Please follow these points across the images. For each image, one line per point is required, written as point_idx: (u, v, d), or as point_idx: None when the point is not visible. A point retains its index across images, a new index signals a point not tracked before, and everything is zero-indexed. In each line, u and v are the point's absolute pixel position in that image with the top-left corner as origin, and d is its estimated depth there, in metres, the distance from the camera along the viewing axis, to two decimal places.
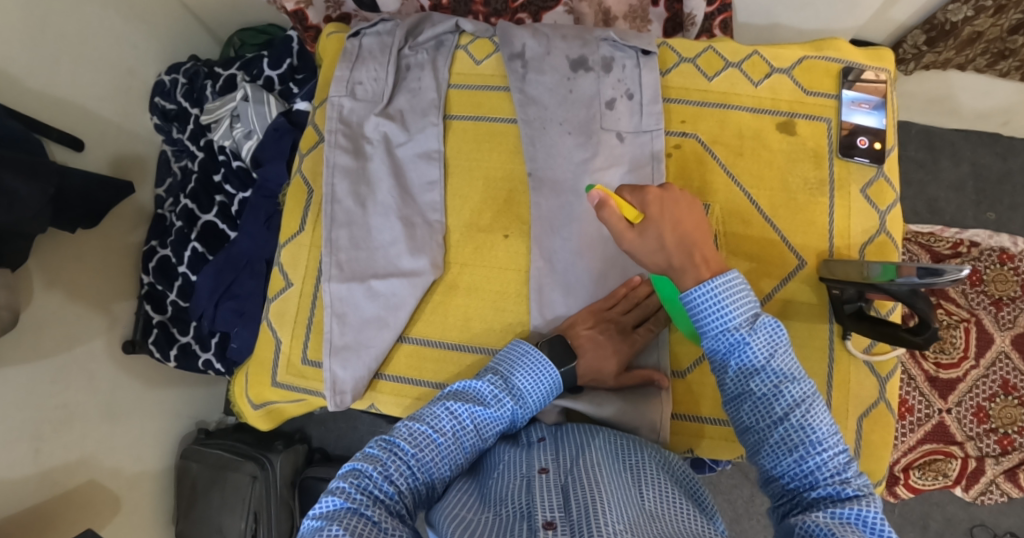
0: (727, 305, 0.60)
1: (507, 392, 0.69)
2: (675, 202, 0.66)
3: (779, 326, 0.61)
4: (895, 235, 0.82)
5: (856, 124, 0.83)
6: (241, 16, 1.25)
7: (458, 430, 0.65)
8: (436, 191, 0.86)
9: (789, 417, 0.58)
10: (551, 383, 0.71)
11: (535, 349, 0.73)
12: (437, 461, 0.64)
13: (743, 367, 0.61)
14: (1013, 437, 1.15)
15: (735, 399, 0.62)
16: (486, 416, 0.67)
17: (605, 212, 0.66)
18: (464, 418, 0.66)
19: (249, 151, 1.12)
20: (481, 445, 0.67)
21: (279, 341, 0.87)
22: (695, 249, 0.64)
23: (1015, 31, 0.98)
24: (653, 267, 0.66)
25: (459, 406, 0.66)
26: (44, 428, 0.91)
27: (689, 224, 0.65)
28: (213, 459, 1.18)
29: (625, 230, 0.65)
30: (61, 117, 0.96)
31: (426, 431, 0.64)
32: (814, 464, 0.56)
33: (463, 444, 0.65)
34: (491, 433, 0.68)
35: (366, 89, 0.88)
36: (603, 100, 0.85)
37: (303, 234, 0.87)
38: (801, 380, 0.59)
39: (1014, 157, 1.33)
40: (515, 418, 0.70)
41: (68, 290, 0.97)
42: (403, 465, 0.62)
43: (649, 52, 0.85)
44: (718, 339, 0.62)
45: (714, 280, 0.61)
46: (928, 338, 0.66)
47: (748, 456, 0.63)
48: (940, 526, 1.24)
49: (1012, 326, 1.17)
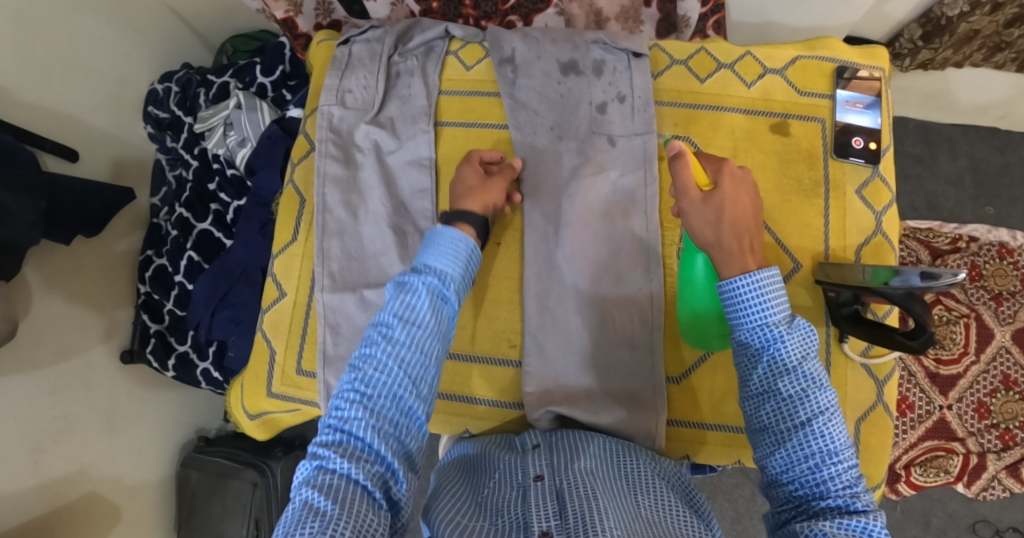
0: (769, 299, 0.61)
1: (417, 272, 0.63)
2: (746, 187, 0.67)
3: (812, 330, 0.62)
4: (891, 236, 0.82)
5: (850, 123, 0.83)
6: (234, 22, 1.24)
7: (386, 333, 0.60)
8: (427, 199, 0.85)
9: (810, 423, 0.57)
10: (455, 239, 0.66)
11: (442, 227, 0.68)
12: (384, 374, 0.58)
13: (773, 365, 0.60)
14: (1014, 432, 1.15)
15: (757, 398, 0.61)
16: (404, 302, 0.61)
17: (680, 165, 0.67)
18: (388, 317, 0.60)
19: (243, 159, 1.12)
20: (425, 337, 0.60)
21: (273, 352, 0.86)
22: (745, 237, 0.65)
23: (1010, 25, 0.97)
24: (698, 236, 0.66)
25: (381, 313, 0.62)
26: (44, 439, 0.91)
27: (744, 210, 0.66)
28: (213, 466, 1.16)
29: (693, 188, 0.66)
30: (52, 128, 0.96)
31: (362, 354, 0.59)
32: (827, 475, 0.55)
33: (399, 343, 0.59)
34: (423, 315, 0.60)
35: (355, 97, 0.88)
36: (594, 104, 0.84)
37: (295, 244, 0.87)
38: (828, 389, 0.59)
39: (1012, 151, 1.33)
40: (441, 289, 0.63)
41: (66, 302, 0.97)
42: (352, 399, 0.57)
43: (640, 54, 0.85)
44: (755, 333, 0.61)
45: (760, 272, 0.61)
46: (924, 342, 0.66)
47: (754, 455, 0.63)
48: (942, 522, 1.24)
49: (1012, 321, 1.16)
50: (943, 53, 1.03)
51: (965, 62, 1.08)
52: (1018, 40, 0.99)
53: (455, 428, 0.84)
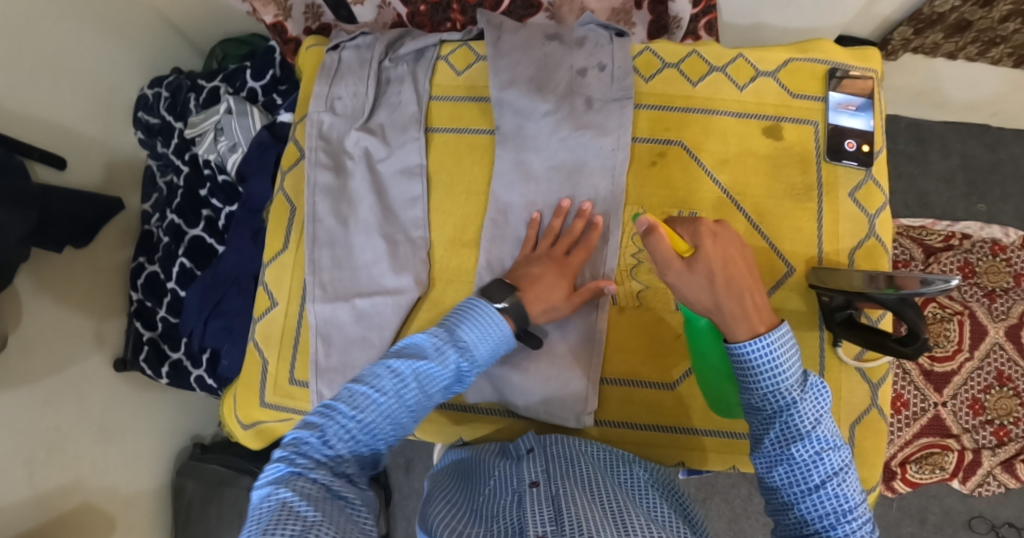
0: (779, 363, 0.60)
1: (450, 344, 0.66)
2: (729, 243, 0.65)
3: (826, 387, 0.61)
4: (884, 239, 0.81)
5: (842, 126, 0.83)
6: (222, 26, 1.23)
7: (398, 387, 0.63)
8: (418, 207, 0.84)
9: (824, 486, 0.57)
10: (496, 324, 0.69)
11: (478, 301, 0.70)
12: (380, 422, 0.62)
13: (787, 430, 0.59)
14: (1009, 428, 1.15)
15: (769, 459, 0.60)
16: (428, 371, 0.64)
17: (655, 239, 0.64)
18: (408, 376, 0.63)
19: (234, 165, 1.11)
20: (426, 401, 0.65)
21: (265, 363, 0.86)
22: (746, 296, 0.63)
23: (1006, 19, 0.96)
24: (697, 305, 0.64)
25: (402, 365, 0.64)
26: (38, 452, 0.90)
27: (739, 266, 0.64)
28: (209, 474, 1.15)
29: (676, 259, 0.64)
30: (42, 137, 0.94)
31: (368, 393, 0.62)
32: (842, 534, 0.56)
33: (406, 401, 0.63)
34: (435, 389, 0.65)
35: (345, 104, 0.87)
36: (575, 68, 0.84)
37: (286, 253, 0.87)
38: (841, 448, 0.59)
39: (1003, 148, 1.33)
40: (457, 372, 0.67)
41: (57, 308, 0.96)
42: (344, 429, 0.60)
43: (624, 34, 0.86)
44: (768, 398, 0.60)
45: (769, 333, 0.60)
46: (917, 349, 0.65)
47: (767, 509, 0.63)
48: (939, 519, 1.24)
49: (1006, 318, 1.16)
50: (933, 37, 1.02)
51: (959, 54, 1.07)
52: (1014, 34, 1.00)
53: (449, 436, 0.84)
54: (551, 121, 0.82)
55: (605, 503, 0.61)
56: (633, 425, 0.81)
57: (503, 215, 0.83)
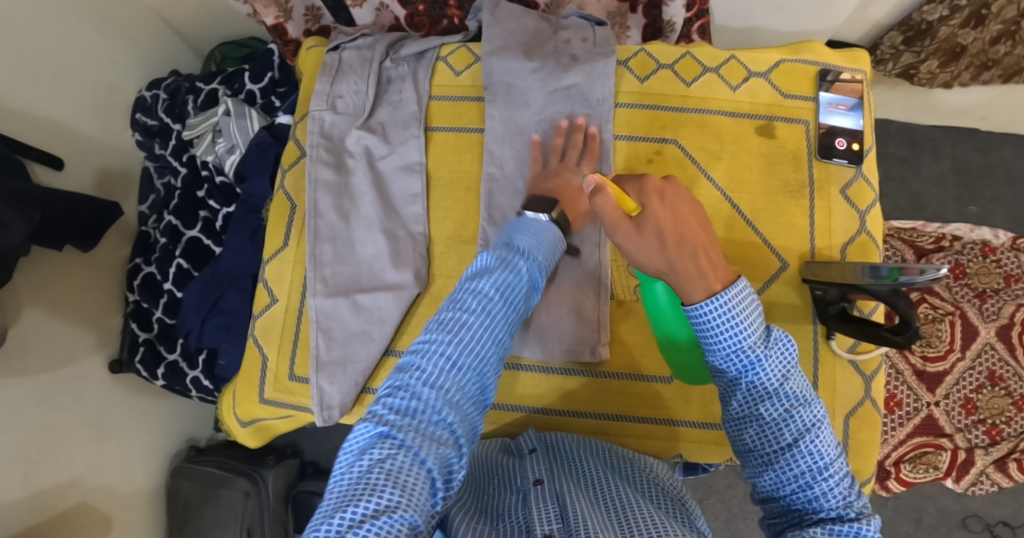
0: (739, 320, 0.57)
1: (515, 256, 0.62)
2: (679, 203, 0.62)
3: (790, 339, 0.59)
4: (875, 234, 0.83)
5: (833, 125, 0.85)
6: (223, 29, 1.24)
7: (485, 302, 0.57)
8: (418, 203, 0.86)
9: (797, 444, 0.56)
10: (538, 226, 0.67)
11: (524, 216, 0.69)
12: (477, 343, 0.56)
13: (755, 390, 0.58)
14: (1001, 426, 1.17)
15: (740, 422, 0.60)
16: (509, 285, 0.59)
17: (601, 198, 0.62)
18: (491, 292, 0.58)
19: (232, 166, 1.12)
20: (515, 314, 0.59)
21: (265, 359, 0.86)
22: (699, 255, 0.60)
23: (996, 42, 1.01)
24: (648, 267, 0.62)
25: (483, 284, 0.58)
26: (33, 451, 0.89)
27: (690, 223, 0.61)
28: (204, 476, 1.15)
29: (621, 220, 0.61)
30: (39, 136, 0.95)
31: (456, 317, 0.56)
32: (819, 491, 0.55)
33: (498, 319, 0.57)
34: (520, 300, 0.60)
35: (346, 103, 0.88)
36: (573, 65, 0.86)
37: (287, 249, 0.87)
38: (813, 404, 0.58)
39: (993, 151, 1.36)
40: (533, 280, 0.63)
41: (54, 305, 0.96)
42: (440, 361, 0.54)
43: (602, 22, 0.89)
44: (732, 358, 0.58)
45: (726, 291, 0.57)
46: (909, 338, 0.67)
47: (744, 472, 0.62)
48: (933, 518, 1.25)
49: (997, 318, 1.17)
50: (927, 62, 1.03)
51: (953, 83, 1.10)
52: (1004, 58, 1.03)
53: None
54: (549, 124, 0.85)
55: (608, 501, 0.62)
56: (633, 419, 0.81)
57: (501, 211, 0.84)
